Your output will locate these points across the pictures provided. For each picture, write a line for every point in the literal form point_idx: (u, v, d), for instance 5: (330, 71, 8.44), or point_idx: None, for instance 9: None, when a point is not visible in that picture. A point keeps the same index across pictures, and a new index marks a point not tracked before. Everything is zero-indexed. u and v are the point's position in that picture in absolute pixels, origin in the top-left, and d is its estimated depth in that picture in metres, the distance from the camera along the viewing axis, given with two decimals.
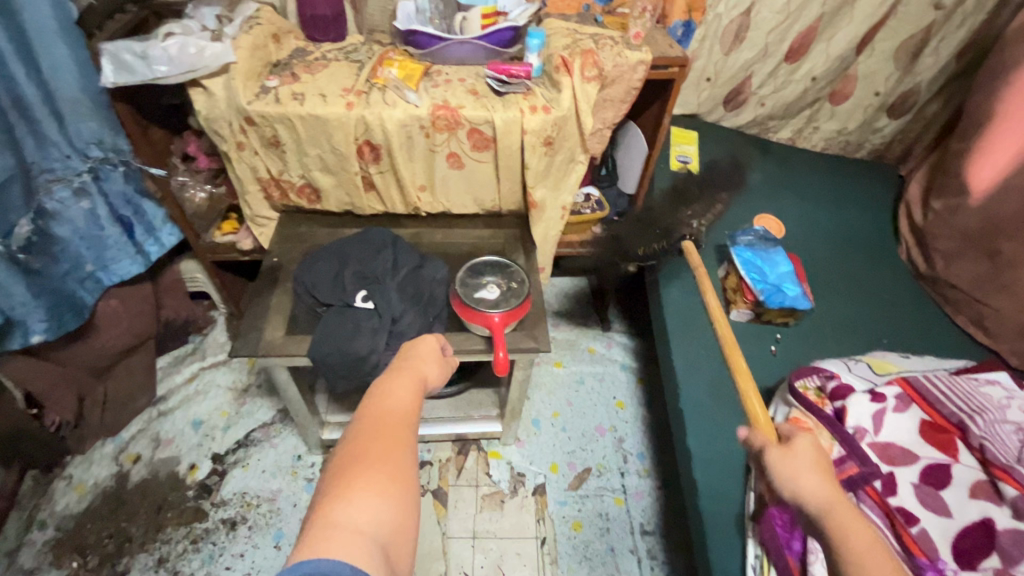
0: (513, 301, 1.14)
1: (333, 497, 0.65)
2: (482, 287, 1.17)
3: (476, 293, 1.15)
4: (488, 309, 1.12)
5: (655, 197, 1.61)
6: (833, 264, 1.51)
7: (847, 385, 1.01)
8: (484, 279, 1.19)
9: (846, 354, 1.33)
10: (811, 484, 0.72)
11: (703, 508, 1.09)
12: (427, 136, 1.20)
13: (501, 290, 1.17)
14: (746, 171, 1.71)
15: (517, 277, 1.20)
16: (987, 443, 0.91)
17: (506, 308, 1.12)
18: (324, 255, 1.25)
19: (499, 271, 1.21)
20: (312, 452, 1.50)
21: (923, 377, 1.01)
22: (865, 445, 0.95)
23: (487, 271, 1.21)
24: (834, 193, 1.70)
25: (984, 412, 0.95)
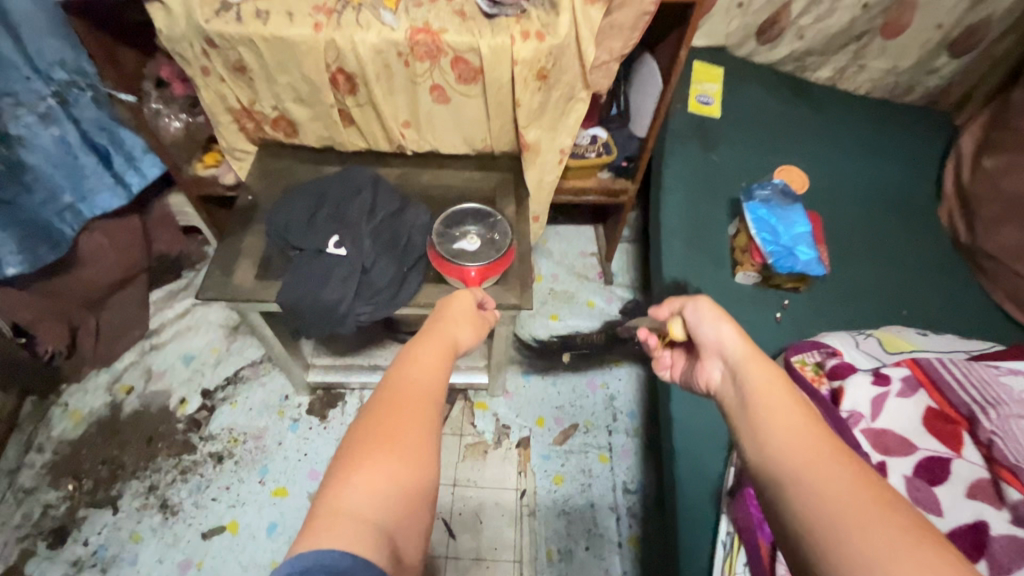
0: (495, 256, 1.06)
1: (340, 481, 0.59)
2: (463, 238, 1.09)
3: (455, 246, 1.08)
4: (465, 262, 1.05)
5: (668, 142, 1.46)
6: (861, 226, 1.36)
7: (848, 365, 0.93)
8: (465, 230, 1.11)
9: (858, 325, 1.22)
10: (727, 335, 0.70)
11: (680, 478, 1.05)
12: (407, 65, 1.07)
13: (482, 242, 1.09)
14: (775, 115, 1.52)
15: (503, 228, 1.11)
16: (998, 439, 0.83)
17: (483, 263, 1.04)
18: (301, 196, 1.18)
19: (483, 222, 1.12)
20: (300, 393, 1.51)
21: (937, 361, 0.90)
22: (857, 430, 0.88)
23: (469, 220, 1.12)
24: (874, 143, 1.51)
25: (1002, 404, 0.84)
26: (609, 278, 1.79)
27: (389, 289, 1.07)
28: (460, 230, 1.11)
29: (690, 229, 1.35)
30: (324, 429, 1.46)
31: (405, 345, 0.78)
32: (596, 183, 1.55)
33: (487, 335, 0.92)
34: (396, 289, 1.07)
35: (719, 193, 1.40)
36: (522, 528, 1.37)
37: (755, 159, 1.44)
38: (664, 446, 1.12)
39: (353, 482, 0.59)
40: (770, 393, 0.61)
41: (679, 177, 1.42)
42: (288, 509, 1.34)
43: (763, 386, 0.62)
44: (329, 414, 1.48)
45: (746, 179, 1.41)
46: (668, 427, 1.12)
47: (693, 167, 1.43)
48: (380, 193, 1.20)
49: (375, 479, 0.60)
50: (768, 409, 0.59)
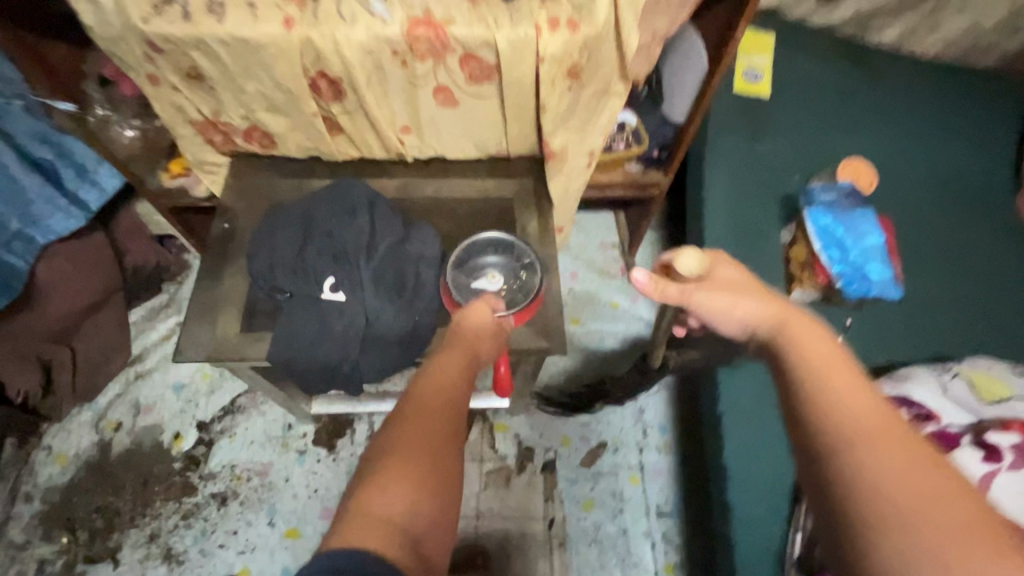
0: (523, 299, 0.89)
1: (367, 479, 0.54)
2: (482, 277, 0.92)
3: (475, 289, 0.91)
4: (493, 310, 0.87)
5: (710, 129, 1.25)
6: (940, 221, 1.16)
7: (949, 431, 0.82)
8: (485, 265, 0.94)
9: (941, 343, 1.04)
10: (750, 308, 0.66)
11: (739, 541, 0.95)
12: (404, 65, 0.86)
13: (506, 283, 0.92)
14: (834, 88, 1.29)
15: (530, 262, 0.93)
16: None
17: (512, 309, 0.87)
18: (286, 222, 1.00)
19: (505, 254, 0.94)
20: (303, 421, 1.38)
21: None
22: None
23: (485, 252, 0.94)
24: (952, 118, 1.28)
25: None
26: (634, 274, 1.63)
27: (398, 342, 0.92)
28: (477, 266, 0.93)
29: (738, 235, 1.17)
30: (333, 461, 1.34)
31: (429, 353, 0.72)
32: (623, 176, 1.35)
33: (506, 340, 0.83)
34: (406, 338, 0.91)
35: (770, 190, 1.20)
36: (552, 560, 1.29)
37: (812, 147, 1.24)
38: (714, 499, 1.02)
39: (381, 486, 0.53)
40: (831, 359, 0.55)
41: (722, 170, 1.22)
42: (302, 552, 1.25)
43: (816, 347, 0.57)
44: (338, 445, 1.36)
45: (801, 171, 1.22)
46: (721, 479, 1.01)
47: (739, 159, 1.23)
48: (378, 215, 1.01)
49: (406, 480, 0.54)
50: (829, 375, 0.54)
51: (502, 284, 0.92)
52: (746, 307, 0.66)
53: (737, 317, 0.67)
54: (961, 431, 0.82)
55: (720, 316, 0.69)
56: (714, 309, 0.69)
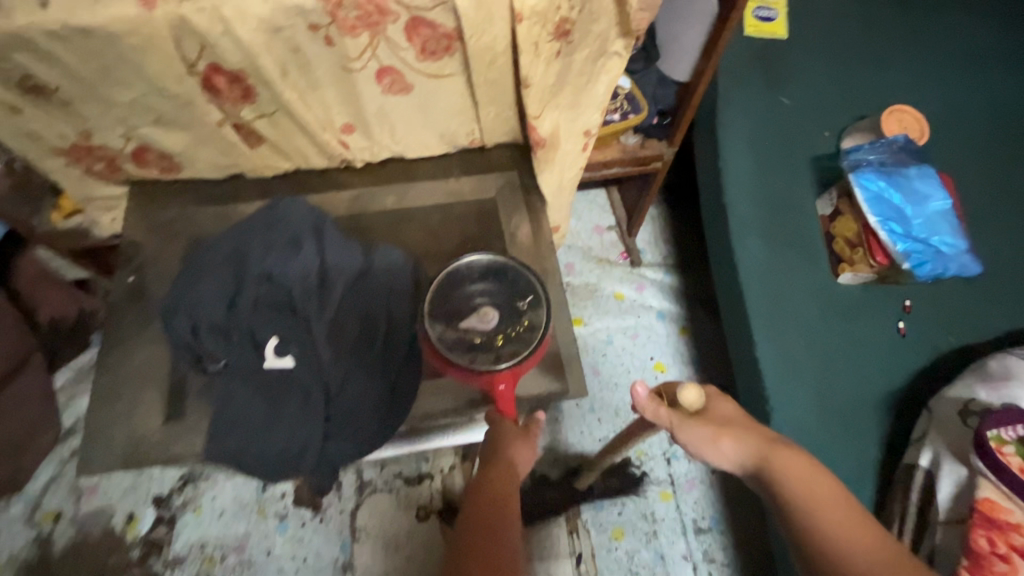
0: (528, 347, 0.69)
1: None
2: (473, 314, 0.71)
3: (464, 331, 0.70)
4: (486, 367, 0.68)
5: (720, 84, 1.03)
6: (999, 168, 0.98)
7: None
8: (475, 299, 0.72)
9: (1014, 318, 0.89)
10: (735, 443, 0.55)
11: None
12: (330, 44, 0.63)
13: (502, 320, 0.71)
14: (858, 19, 1.08)
15: (534, 296, 0.72)
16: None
17: (514, 363, 0.68)
18: (207, 268, 0.77)
19: (499, 282, 0.73)
20: (279, 481, 1.18)
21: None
22: None
23: (474, 281, 0.73)
24: (991, 42, 1.09)
25: None
26: (636, 258, 1.43)
27: (374, 412, 0.71)
28: (467, 300, 0.72)
29: (768, 210, 0.96)
30: (320, 522, 1.15)
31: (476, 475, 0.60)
32: (619, 151, 1.13)
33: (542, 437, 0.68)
34: (381, 407, 0.71)
35: (799, 152, 1.01)
36: None
37: (841, 94, 1.04)
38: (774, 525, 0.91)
39: None
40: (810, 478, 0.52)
41: (740, 134, 1.01)
42: None
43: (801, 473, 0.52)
44: (323, 503, 1.16)
45: (831, 126, 1.02)
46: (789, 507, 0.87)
47: (758, 118, 1.02)
48: (327, 243, 0.79)
49: None
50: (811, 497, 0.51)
51: (497, 323, 0.71)
52: (733, 440, 0.55)
53: (725, 453, 0.56)
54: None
55: (699, 450, 0.57)
56: (698, 442, 0.56)
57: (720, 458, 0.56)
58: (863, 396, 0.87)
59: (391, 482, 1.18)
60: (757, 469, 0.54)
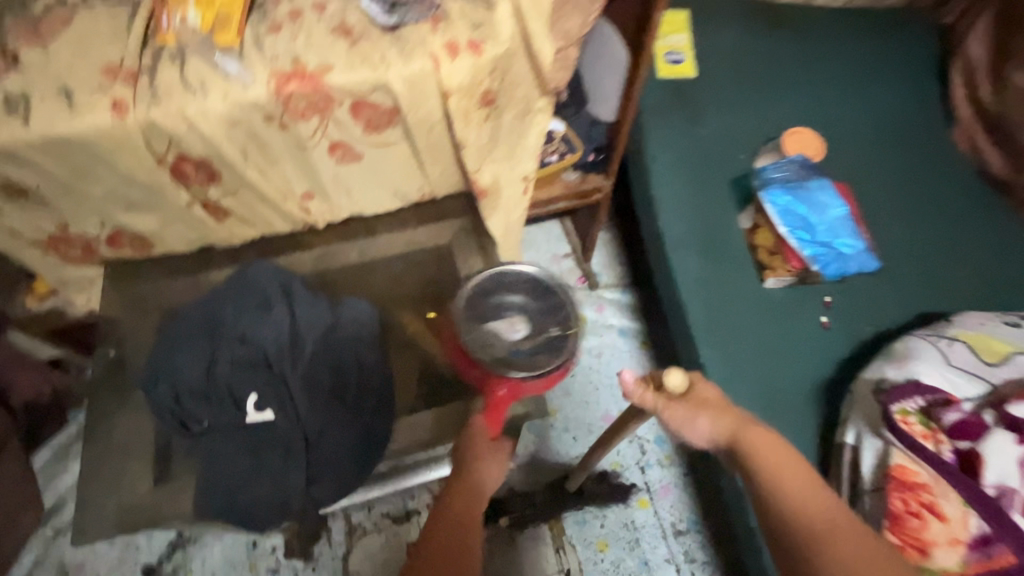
0: (545, 363, 0.79)
1: None
2: (504, 321, 0.83)
3: (491, 333, 0.82)
4: (500, 372, 0.78)
5: (643, 121, 1.16)
6: (888, 174, 1.13)
7: (979, 419, 0.73)
8: (512, 307, 0.84)
9: (916, 302, 1.01)
10: (710, 421, 0.61)
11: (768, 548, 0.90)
12: (285, 129, 0.71)
13: (529, 329, 0.83)
14: (759, 55, 1.23)
15: (563, 321, 0.83)
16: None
17: (525, 374, 0.77)
18: (184, 337, 0.82)
19: (538, 298, 0.84)
20: (269, 535, 1.20)
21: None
22: (1017, 509, 0.68)
23: (515, 290, 0.85)
24: (870, 65, 1.25)
25: None
26: (593, 281, 1.53)
27: (351, 454, 0.77)
28: (505, 308, 0.84)
29: (696, 229, 1.07)
30: (314, 571, 1.17)
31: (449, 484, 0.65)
32: (563, 188, 1.25)
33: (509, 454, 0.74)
34: (359, 447, 0.77)
35: (719, 175, 1.13)
36: None
37: (749, 121, 1.17)
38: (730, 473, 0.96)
39: None
40: (780, 452, 0.58)
41: (666, 164, 1.13)
42: None
43: (768, 448, 0.58)
44: (314, 552, 1.18)
45: (746, 149, 1.14)
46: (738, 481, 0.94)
47: (680, 147, 1.14)
48: (296, 302, 0.85)
49: None
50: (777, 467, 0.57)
51: (524, 335, 0.82)
52: (708, 419, 0.62)
53: (701, 429, 0.63)
54: (982, 411, 0.74)
55: (680, 427, 0.64)
56: (677, 420, 0.64)
57: (697, 435, 0.63)
58: (798, 387, 0.96)
59: (379, 522, 1.21)
60: (729, 444, 0.60)
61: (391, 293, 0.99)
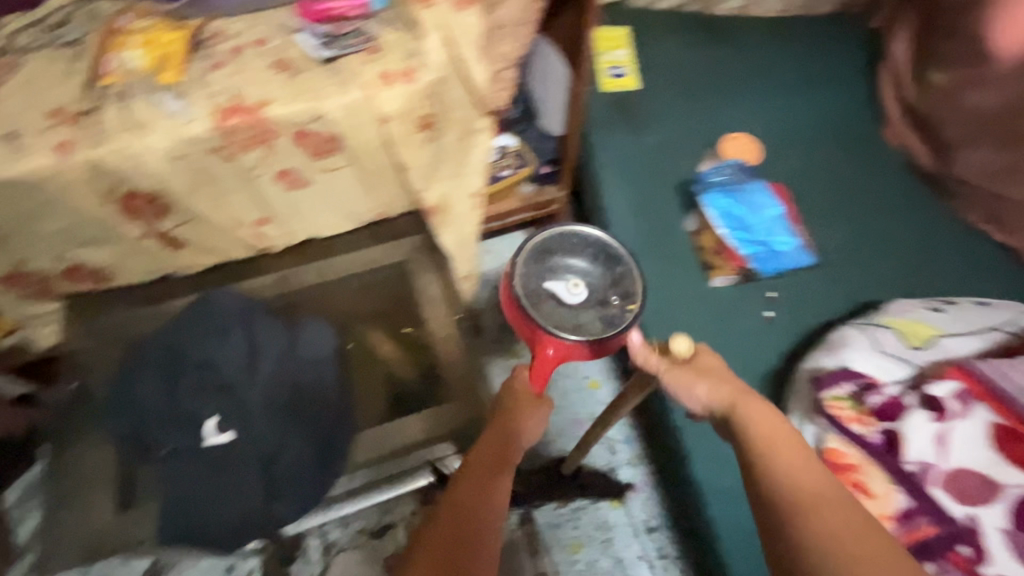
0: (602, 330, 0.67)
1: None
2: (561, 281, 0.70)
3: (546, 291, 0.69)
4: (553, 333, 0.65)
5: (591, 133, 1.21)
6: (823, 173, 1.19)
7: (898, 400, 0.78)
8: (572, 267, 0.71)
9: (852, 293, 1.08)
10: (709, 388, 0.61)
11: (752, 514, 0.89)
12: (231, 160, 0.74)
13: (590, 296, 0.70)
14: (700, 65, 1.28)
15: (627, 291, 0.70)
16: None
17: (578, 339, 0.65)
18: (145, 366, 0.84)
19: (601, 266, 0.72)
20: (247, 557, 1.21)
21: (988, 372, 0.76)
22: (932, 483, 0.73)
23: (573, 250, 0.72)
24: (804, 70, 1.32)
25: None
26: None
27: (312, 470, 0.79)
28: (563, 267, 0.71)
29: (645, 236, 1.12)
30: None
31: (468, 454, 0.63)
32: (520, 201, 1.29)
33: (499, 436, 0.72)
34: (319, 464, 0.80)
35: (665, 181, 1.18)
36: None
37: (692, 127, 1.22)
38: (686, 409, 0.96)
39: None
40: (778, 429, 0.56)
41: (614, 174, 1.17)
42: None
43: (767, 425, 0.57)
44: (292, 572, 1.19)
45: (691, 155, 1.19)
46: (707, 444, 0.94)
47: (627, 157, 1.19)
48: (256, 326, 0.88)
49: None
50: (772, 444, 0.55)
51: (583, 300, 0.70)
52: (708, 385, 0.62)
53: (699, 396, 0.63)
54: (906, 393, 0.78)
55: (679, 392, 0.65)
56: (677, 384, 0.64)
57: (694, 400, 0.63)
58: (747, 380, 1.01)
59: (356, 539, 1.23)
60: (725, 411, 0.60)
61: (349, 311, 1.02)
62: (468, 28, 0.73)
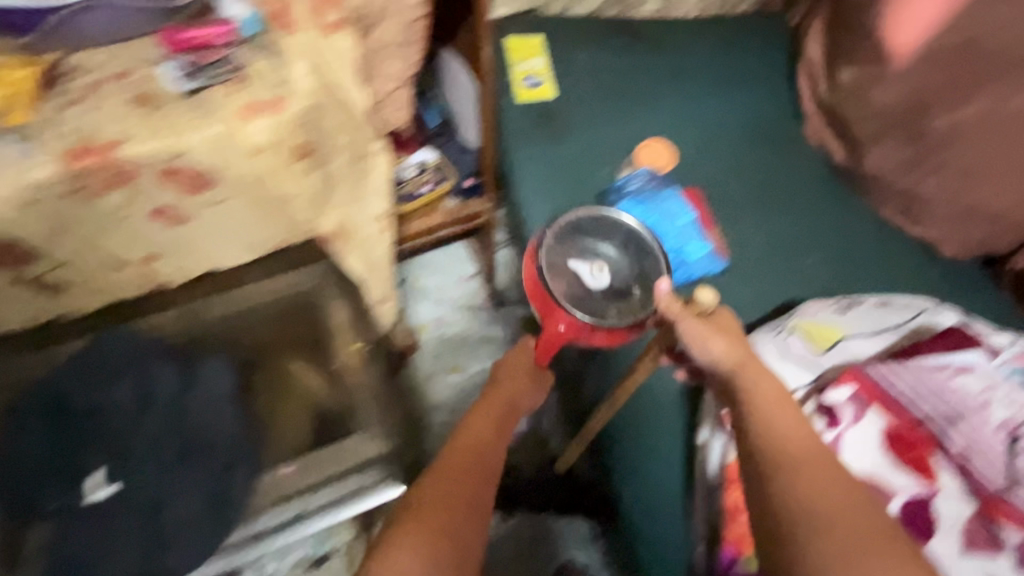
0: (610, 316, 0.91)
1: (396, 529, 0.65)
2: (588, 264, 0.97)
3: (573, 267, 0.96)
4: (566, 310, 0.89)
5: (509, 145, 1.19)
6: (742, 174, 1.20)
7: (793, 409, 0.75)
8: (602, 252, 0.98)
9: (772, 295, 1.08)
10: (723, 344, 0.70)
11: (672, 521, 0.88)
12: (93, 201, 0.70)
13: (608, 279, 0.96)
14: (617, 70, 1.27)
15: (643, 281, 0.96)
16: (971, 462, 0.67)
17: (587, 319, 0.89)
18: (26, 420, 0.80)
19: (632, 255, 0.99)
20: None
21: (882, 375, 0.73)
22: None
23: (614, 238, 1.00)
24: (723, 71, 1.32)
25: (964, 419, 0.69)
26: (500, 299, 1.58)
27: (204, 519, 0.76)
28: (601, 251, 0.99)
29: None
30: None
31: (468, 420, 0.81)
32: (444, 215, 1.27)
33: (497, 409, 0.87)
34: (212, 512, 0.77)
35: (586, 190, 1.16)
36: None
37: (611, 133, 1.21)
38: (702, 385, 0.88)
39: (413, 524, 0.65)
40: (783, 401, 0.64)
41: (533, 184, 1.16)
42: None
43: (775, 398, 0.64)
44: None
45: (610, 162, 1.18)
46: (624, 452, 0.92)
47: (546, 167, 1.17)
48: (151, 368, 0.84)
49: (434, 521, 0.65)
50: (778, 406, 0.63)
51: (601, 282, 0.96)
52: (719, 341, 0.71)
53: (712, 350, 0.71)
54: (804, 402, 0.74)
55: (693, 343, 0.73)
56: (692, 335, 0.72)
57: (705, 352, 0.72)
58: None
59: None
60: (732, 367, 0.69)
61: (257, 339, 0.98)
62: (343, 51, 0.71)
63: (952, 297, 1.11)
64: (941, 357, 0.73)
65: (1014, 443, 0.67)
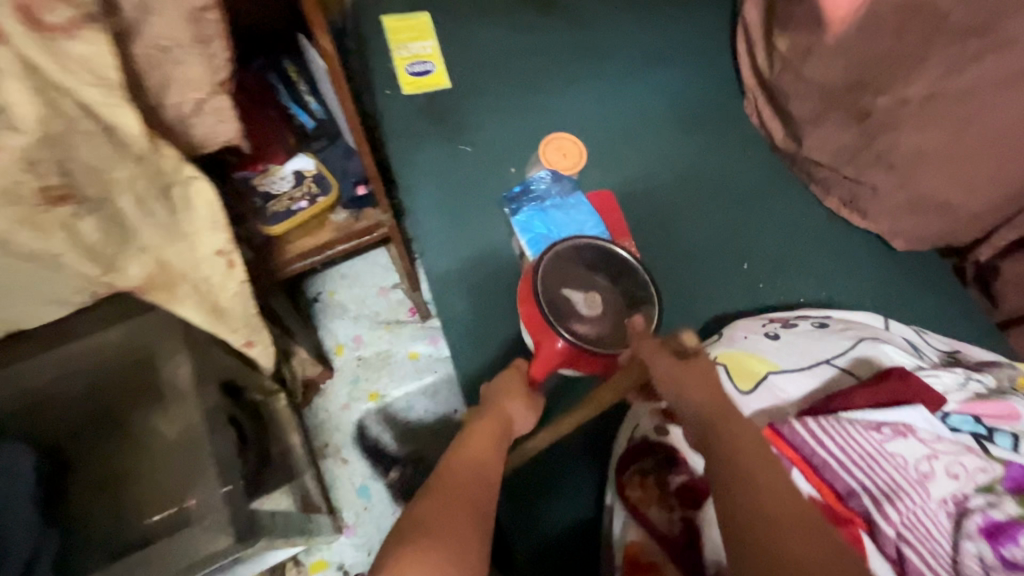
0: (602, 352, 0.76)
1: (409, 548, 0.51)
2: (582, 295, 0.81)
3: (564, 294, 0.80)
4: (564, 331, 0.75)
5: (395, 147, 1.01)
6: (670, 165, 1.04)
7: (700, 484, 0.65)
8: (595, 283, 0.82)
9: (700, 308, 0.94)
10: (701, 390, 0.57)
11: None
12: None
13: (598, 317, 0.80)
14: (524, 50, 1.09)
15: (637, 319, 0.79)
16: (906, 548, 0.55)
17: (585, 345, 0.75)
18: None
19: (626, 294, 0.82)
20: None
21: (808, 434, 0.60)
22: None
23: (605, 270, 0.84)
24: (653, 40, 1.14)
25: (898, 496, 0.57)
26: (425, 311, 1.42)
27: None
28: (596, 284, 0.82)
29: (463, 266, 0.95)
30: None
31: (463, 430, 0.68)
32: (334, 232, 1.09)
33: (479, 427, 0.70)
34: None
35: (490, 196, 0.99)
36: None
37: (518, 124, 1.04)
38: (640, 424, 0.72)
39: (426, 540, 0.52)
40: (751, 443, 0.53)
41: (424, 191, 0.99)
42: None
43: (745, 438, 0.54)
44: None
45: (516, 161, 1.02)
46: (521, 521, 0.81)
47: (441, 170, 1.00)
48: None
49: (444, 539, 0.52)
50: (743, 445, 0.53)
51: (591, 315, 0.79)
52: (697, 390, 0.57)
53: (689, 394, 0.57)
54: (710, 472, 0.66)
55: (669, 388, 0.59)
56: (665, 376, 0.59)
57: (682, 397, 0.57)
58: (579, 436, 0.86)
59: None
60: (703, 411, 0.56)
61: (86, 412, 0.84)
62: (88, 58, 0.53)
63: (904, 299, 0.98)
64: (879, 416, 0.61)
65: (960, 524, 0.57)
